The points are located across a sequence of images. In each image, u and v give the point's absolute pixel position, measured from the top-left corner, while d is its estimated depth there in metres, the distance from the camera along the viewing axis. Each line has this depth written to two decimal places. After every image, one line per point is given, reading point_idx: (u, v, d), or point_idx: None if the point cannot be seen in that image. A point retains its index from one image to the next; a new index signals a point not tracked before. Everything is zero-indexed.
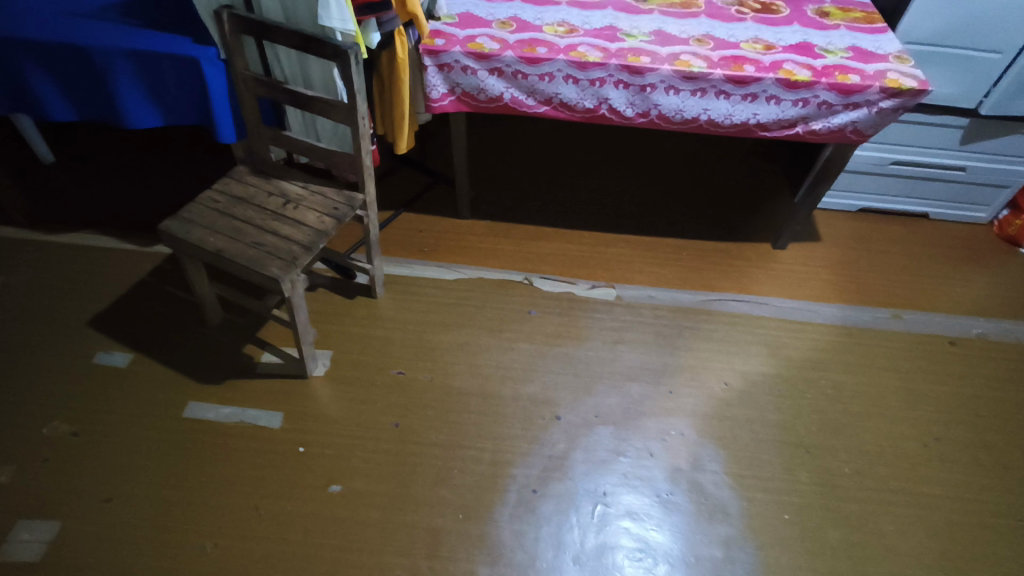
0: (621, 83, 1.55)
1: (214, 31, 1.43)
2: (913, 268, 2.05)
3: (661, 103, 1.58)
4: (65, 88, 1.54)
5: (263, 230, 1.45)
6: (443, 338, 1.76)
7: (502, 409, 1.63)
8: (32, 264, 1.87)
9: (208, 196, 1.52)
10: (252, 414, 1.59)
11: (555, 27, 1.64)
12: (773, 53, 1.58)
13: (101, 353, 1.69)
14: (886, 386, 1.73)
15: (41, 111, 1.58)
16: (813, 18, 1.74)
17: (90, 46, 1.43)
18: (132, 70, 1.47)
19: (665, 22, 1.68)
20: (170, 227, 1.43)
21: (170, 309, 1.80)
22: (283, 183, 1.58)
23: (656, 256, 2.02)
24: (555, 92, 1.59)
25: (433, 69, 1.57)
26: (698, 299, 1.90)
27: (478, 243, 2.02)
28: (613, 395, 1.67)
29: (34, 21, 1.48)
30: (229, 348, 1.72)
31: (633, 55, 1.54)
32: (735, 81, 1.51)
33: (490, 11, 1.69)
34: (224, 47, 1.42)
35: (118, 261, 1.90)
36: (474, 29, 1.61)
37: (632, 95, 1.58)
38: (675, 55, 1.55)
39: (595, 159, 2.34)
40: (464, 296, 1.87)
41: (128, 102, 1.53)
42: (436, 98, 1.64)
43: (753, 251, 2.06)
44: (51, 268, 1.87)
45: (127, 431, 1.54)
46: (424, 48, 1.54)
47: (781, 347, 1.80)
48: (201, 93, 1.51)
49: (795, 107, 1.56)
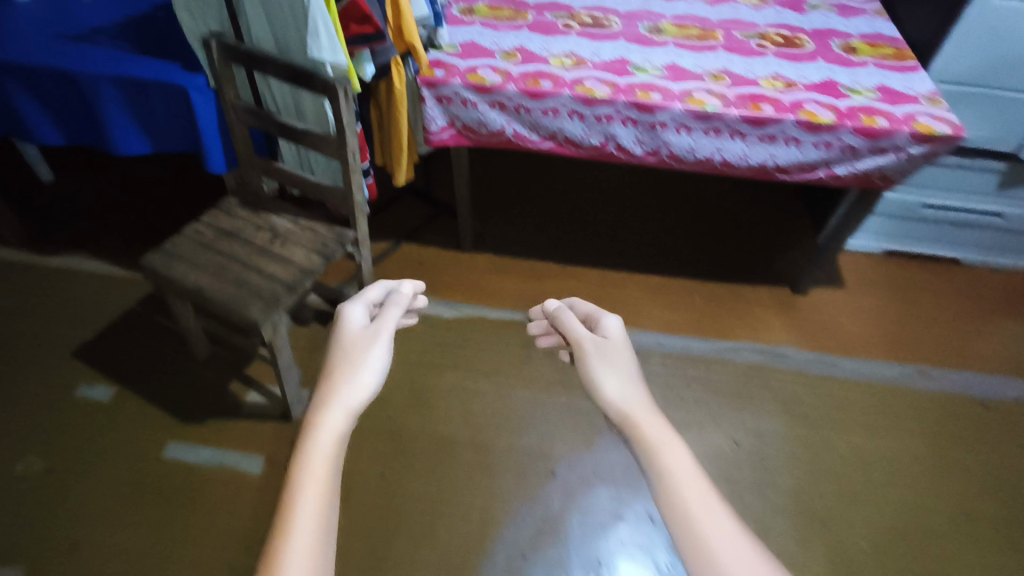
0: (629, 121, 1.46)
1: (202, 59, 1.38)
2: (944, 319, 1.91)
3: (672, 142, 1.49)
4: (51, 112, 1.49)
5: (247, 267, 1.38)
6: (436, 383, 1.67)
7: (494, 462, 1.53)
8: (27, 289, 1.86)
9: (193, 228, 1.46)
10: (231, 456, 1.51)
11: (562, 59, 1.55)
12: (793, 92, 1.48)
13: (82, 385, 1.63)
14: (910, 452, 1.60)
15: (28, 135, 1.54)
16: (839, 53, 1.62)
17: (75, 72, 1.39)
18: (119, 96, 1.43)
19: (681, 56, 1.59)
20: (152, 262, 1.37)
21: (157, 340, 1.74)
22: (272, 216, 1.51)
23: (666, 299, 1.91)
24: (559, 128, 1.51)
25: (431, 101, 1.51)
26: (710, 348, 1.79)
27: (479, 279, 1.94)
28: (613, 451, 1.56)
29: (23, 45, 1.44)
30: (215, 385, 1.64)
31: (643, 92, 1.45)
32: (752, 121, 1.42)
33: (495, 40, 1.61)
34: (213, 76, 1.37)
35: (109, 288, 1.87)
36: (477, 59, 1.54)
37: (641, 133, 1.49)
38: (688, 93, 1.46)
39: (606, 192, 2.25)
40: (461, 337, 1.78)
41: (116, 128, 1.48)
42: (435, 131, 1.57)
43: (770, 297, 1.94)
44: (47, 293, 1.85)
45: (101, 469, 1.48)
46: (422, 79, 1.47)
47: (797, 403, 1.68)
48: (189, 122, 1.46)
49: (817, 150, 1.45)
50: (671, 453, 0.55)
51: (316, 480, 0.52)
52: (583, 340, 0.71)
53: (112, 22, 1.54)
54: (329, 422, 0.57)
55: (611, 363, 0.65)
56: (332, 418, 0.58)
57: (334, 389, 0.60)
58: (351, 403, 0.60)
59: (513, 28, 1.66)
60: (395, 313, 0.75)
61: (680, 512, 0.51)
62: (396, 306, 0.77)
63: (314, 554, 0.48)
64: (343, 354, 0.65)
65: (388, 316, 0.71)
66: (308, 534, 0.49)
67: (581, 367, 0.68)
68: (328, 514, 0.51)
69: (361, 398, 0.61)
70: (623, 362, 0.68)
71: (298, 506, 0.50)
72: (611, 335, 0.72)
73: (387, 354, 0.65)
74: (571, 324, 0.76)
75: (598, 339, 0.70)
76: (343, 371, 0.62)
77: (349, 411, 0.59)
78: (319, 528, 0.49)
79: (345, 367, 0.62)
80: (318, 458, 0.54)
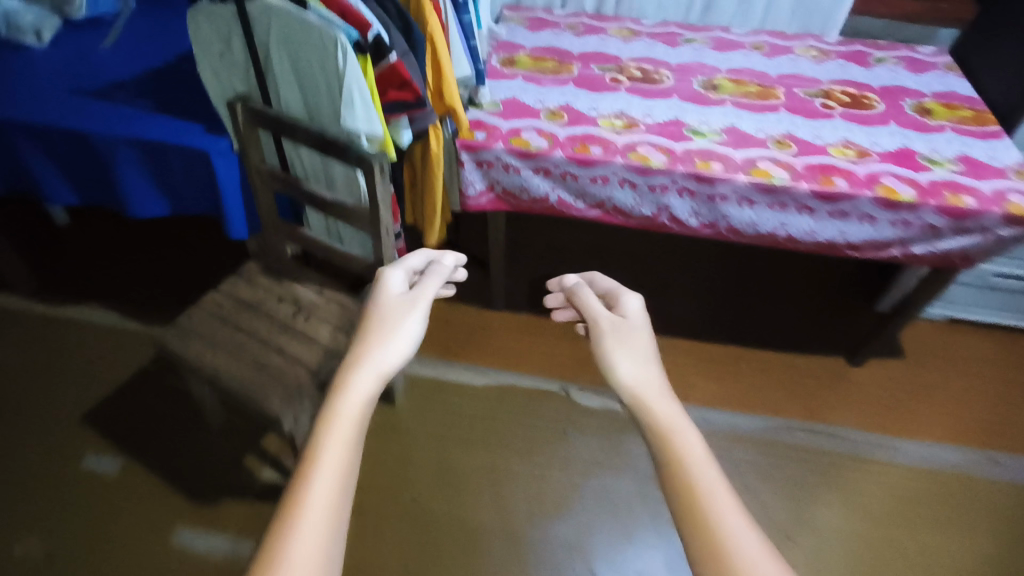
0: (686, 192, 1.34)
1: (227, 122, 1.28)
2: (1017, 398, 1.75)
3: (731, 215, 1.36)
4: (66, 172, 1.40)
5: (268, 346, 1.28)
6: (466, 462, 1.55)
7: (529, 558, 1.40)
8: (38, 342, 1.77)
9: (211, 300, 1.36)
10: (244, 544, 1.39)
11: (611, 120, 1.44)
12: (867, 162, 1.35)
13: (89, 456, 1.53)
14: (989, 557, 1.44)
15: (41, 193, 1.45)
16: (912, 116, 1.49)
17: (92, 134, 1.29)
18: (137, 158, 1.33)
19: (739, 117, 1.47)
20: (166, 340, 1.26)
21: (170, 405, 1.64)
22: (296, 286, 1.41)
23: (712, 370, 1.78)
24: (608, 196, 1.39)
25: (471, 164, 1.40)
26: (762, 427, 1.65)
27: (511, 342, 1.83)
28: (659, 547, 1.42)
29: (39, 102, 1.35)
30: (229, 459, 1.53)
31: (702, 160, 1.33)
32: (823, 197, 1.29)
33: (539, 98, 1.50)
34: (238, 140, 1.27)
35: (122, 344, 1.77)
36: (520, 120, 1.43)
37: (697, 205, 1.36)
38: (752, 162, 1.34)
39: (645, 245, 2.12)
40: (493, 409, 1.66)
41: (133, 190, 1.39)
42: (473, 195, 1.46)
43: (825, 368, 1.79)
44: (58, 348, 1.76)
45: (104, 556, 1.36)
46: (462, 142, 1.37)
47: (860, 495, 1.53)
48: (211, 185, 1.36)
49: (894, 228, 1.32)
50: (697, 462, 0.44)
51: (341, 442, 0.46)
52: (600, 320, 0.59)
53: (133, 75, 1.46)
54: (362, 379, 0.52)
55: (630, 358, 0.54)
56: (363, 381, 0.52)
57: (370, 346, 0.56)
58: (385, 367, 0.55)
59: (558, 83, 1.55)
60: (437, 280, 0.70)
61: (704, 542, 0.40)
62: (442, 272, 0.72)
63: (332, 515, 0.43)
64: (380, 316, 0.59)
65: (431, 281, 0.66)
66: (327, 487, 0.44)
67: (594, 353, 0.56)
68: (350, 475, 0.46)
69: (394, 363, 0.55)
70: (644, 350, 0.55)
71: (319, 460, 0.45)
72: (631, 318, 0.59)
73: (427, 314, 0.60)
74: (586, 302, 0.63)
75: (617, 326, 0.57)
76: (380, 327, 0.58)
77: (383, 371, 0.54)
78: (340, 484, 0.44)
79: (382, 324, 0.58)
80: (347, 413, 0.49)
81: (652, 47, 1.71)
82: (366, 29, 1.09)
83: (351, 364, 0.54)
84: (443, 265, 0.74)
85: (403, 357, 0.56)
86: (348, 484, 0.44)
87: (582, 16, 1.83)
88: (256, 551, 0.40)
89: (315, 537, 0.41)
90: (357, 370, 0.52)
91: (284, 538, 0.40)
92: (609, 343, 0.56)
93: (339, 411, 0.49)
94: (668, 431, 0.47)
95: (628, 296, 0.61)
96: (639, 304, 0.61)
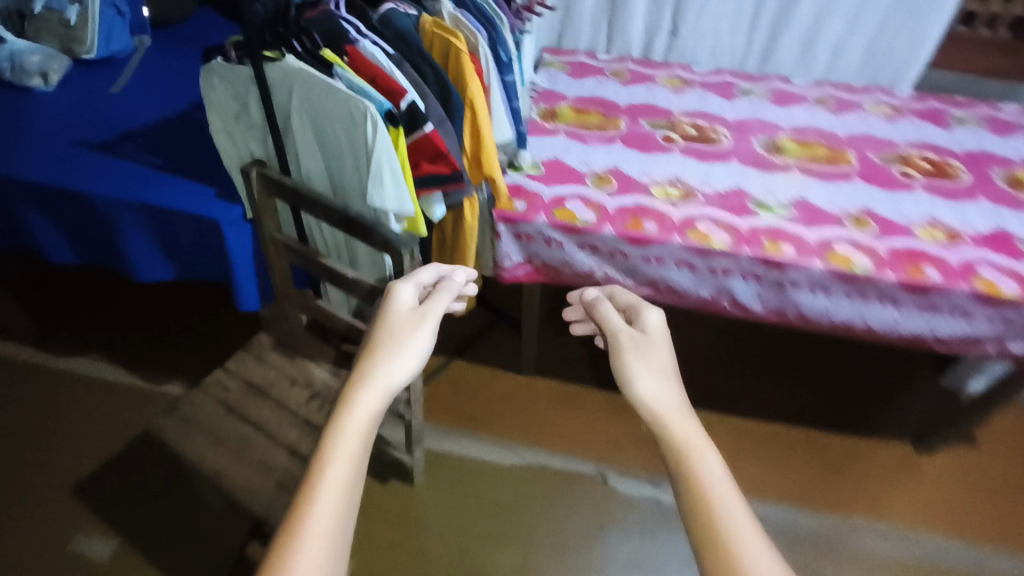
0: (751, 276, 1.19)
1: (241, 189, 1.16)
2: None
3: (801, 303, 1.21)
4: (65, 231, 1.28)
5: (277, 443, 1.14)
6: (491, 560, 1.40)
7: None
8: (34, 399, 1.65)
9: (216, 382, 1.24)
10: None
11: (666, 187, 1.29)
12: (961, 248, 1.18)
13: (80, 537, 1.40)
14: None
15: (39, 251, 1.33)
16: (1004, 189, 1.33)
17: (92, 197, 1.17)
18: (140, 222, 1.21)
19: (808, 188, 1.31)
20: (164, 431, 1.15)
21: (170, 480, 1.50)
22: (310, 364, 1.28)
23: (764, 453, 1.60)
24: (662, 277, 1.24)
25: (509, 236, 1.26)
26: (824, 526, 1.47)
27: (543, 414, 1.67)
28: None
29: (38, 157, 1.24)
30: (232, 547, 1.39)
31: (771, 241, 1.18)
32: (910, 289, 1.13)
33: (584, 159, 1.36)
34: (252, 209, 1.15)
35: (123, 404, 1.64)
36: (565, 186, 1.29)
37: (763, 290, 1.21)
38: (828, 244, 1.18)
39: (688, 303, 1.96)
40: (522, 495, 1.51)
41: (137, 256, 1.26)
42: (509, 268, 1.32)
43: (891, 456, 1.61)
44: (55, 406, 1.64)
45: None
46: (499, 213, 1.23)
47: None
48: (220, 254, 1.23)
49: (992, 325, 1.15)
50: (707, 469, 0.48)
51: (346, 454, 0.51)
52: (620, 333, 0.63)
53: (143, 126, 1.35)
54: (368, 395, 0.56)
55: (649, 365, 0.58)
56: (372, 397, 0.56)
57: (377, 364, 0.60)
58: (392, 382, 0.59)
59: (605, 141, 1.41)
60: (445, 299, 0.74)
61: (711, 550, 0.44)
62: (448, 291, 0.76)
63: (335, 525, 0.47)
64: (388, 335, 0.64)
65: (439, 301, 0.71)
66: (331, 499, 0.48)
67: (614, 363, 0.60)
68: (353, 488, 0.50)
69: (400, 380, 0.59)
70: (662, 366, 0.59)
71: (324, 471, 0.49)
72: (652, 331, 0.64)
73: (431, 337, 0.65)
74: (607, 314, 0.68)
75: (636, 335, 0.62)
76: (388, 347, 0.62)
77: (389, 388, 0.58)
78: (343, 498, 0.49)
79: (389, 345, 0.62)
80: (352, 426, 0.53)
81: (706, 98, 1.56)
82: (400, 95, 0.97)
83: (359, 380, 0.58)
84: (454, 282, 0.79)
85: (408, 375, 0.61)
86: (350, 499, 0.49)
87: (628, 61, 1.68)
88: (266, 552, 0.45)
89: (318, 548, 0.45)
90: (362, 389, 0.56)
91: (291, 545, 0.45)
92: (627, 354, 0.60)
93: (345, 425, 0.53)
94: (687, 448, 0.50)
95: (649, 311, 0.66)
96: (659, 318, 0.65)
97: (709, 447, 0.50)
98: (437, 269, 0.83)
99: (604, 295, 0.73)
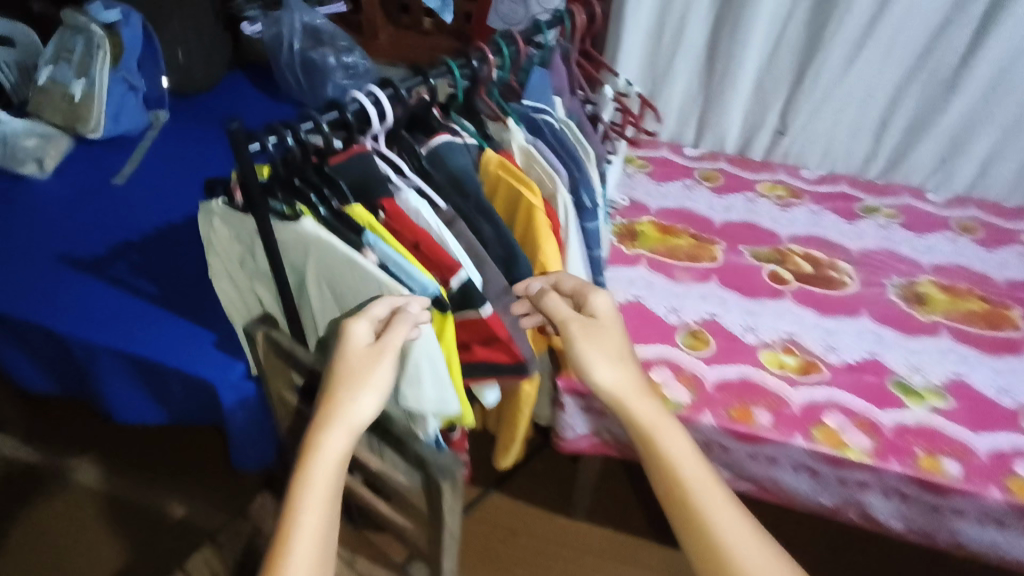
0: (896, 494, 0.90)
1: (245, 346, 0.92)
2: None
3: (963, 534, 0.90)
4: (39, 363, 1.06)
5: None
6: None
7: None
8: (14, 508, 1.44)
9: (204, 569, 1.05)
10: None
11: (778, 355, 1.01)
12: None
13: None
14: None
15: (11, 378, 1.12)
16: None
17: (68, 339, 0.95)
18: (123, 369, 0.97)
19: (966, 364, 1.01)
20: None
21: None
22: None
23: None
24: (772, 477, 0.96)
25: (575, 408, 1.01)
26: None
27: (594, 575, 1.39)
28: None
29: (13, 277, 1.02)
30: None
31: (925, 451, 0.89)
32: None
33: (671, 304, 1.08)
34: (257, 370, 0.91)
35: (110, 526, 1.41)
36: (649, 346, 1.02)
37: (910, 511, 0.91)
38: (1006, 462, 0.88)
39: None
40: None
41: (120, 401, 1.03)
42: (571, 439, 1.06)
43: None
44: (41, 527, 1.41)
45: None
46: (565, 384, 0.98)
47: None
48: (219, 412, 0.99)
49: None
50: (680, 454, 0.62)
51: (313, 513, 0.57)
52: (572, 322, 0.70)
53: (142, 236, 1.13)
54: (329, 449, 0.60)
55: (610, 353, 0.67)
56: (335, 439, 0.61)
57: (336, 413, 0.61)
58: (356, 422, 0.62)
59: (697, 278, 1.13)
60: (402, 330, 0.66)
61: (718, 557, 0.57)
62: (407, 322, 0.66)
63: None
64: (346, 377, 0.63)
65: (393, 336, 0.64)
66: (304, 564, 0.55)
67: (577, 353, 0.68)
68: (325, 542, 0.58)
69: (364, 421, 0.61)
70: (621, 351, 0.68)
71: (293, 537, 0.56)
72: (602, 314, 0.72)
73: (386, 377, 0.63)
74: (555, 304, 0.73)
75: (591, 320, 0.70)
76: (345, 393, 0.62)
77: (351, 432, 0.61)
78: (312, 563, 0.56)
79: (346, 389, 0.63)
80: (318, 485, 0.59)
81: (820, 217, 1.27)
82: (451, 272, 0.73)
83: (320, 432, 0.61)
84: (413, 311, 0.68)
85: (370, 417, 0.62)
86: (318, 564, 0.56)
87: (721, 158, 1.40)
88: None
89: None
90: (318, 449, 0.59)
91: None
92: (585, 343, 0.68)
93: (308, 485, 0.58)
94: (680, 466, 0.61)
95: (596, 292, 0.74)
96: (607, 298, 0.73)
97: (668, 415, 0.64)
98: (393, 296, 0.69)
99: (549, 284, 0.76)
